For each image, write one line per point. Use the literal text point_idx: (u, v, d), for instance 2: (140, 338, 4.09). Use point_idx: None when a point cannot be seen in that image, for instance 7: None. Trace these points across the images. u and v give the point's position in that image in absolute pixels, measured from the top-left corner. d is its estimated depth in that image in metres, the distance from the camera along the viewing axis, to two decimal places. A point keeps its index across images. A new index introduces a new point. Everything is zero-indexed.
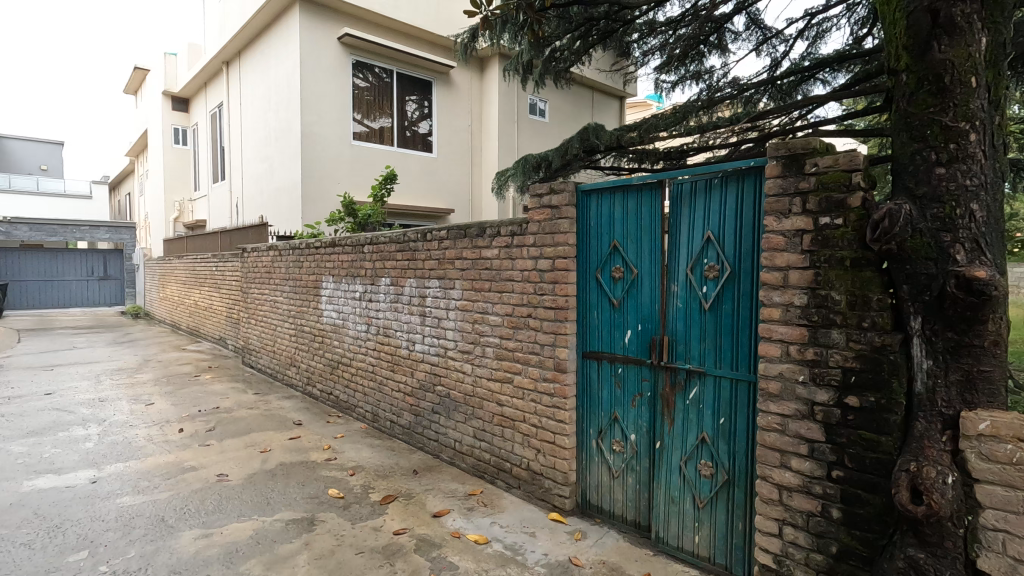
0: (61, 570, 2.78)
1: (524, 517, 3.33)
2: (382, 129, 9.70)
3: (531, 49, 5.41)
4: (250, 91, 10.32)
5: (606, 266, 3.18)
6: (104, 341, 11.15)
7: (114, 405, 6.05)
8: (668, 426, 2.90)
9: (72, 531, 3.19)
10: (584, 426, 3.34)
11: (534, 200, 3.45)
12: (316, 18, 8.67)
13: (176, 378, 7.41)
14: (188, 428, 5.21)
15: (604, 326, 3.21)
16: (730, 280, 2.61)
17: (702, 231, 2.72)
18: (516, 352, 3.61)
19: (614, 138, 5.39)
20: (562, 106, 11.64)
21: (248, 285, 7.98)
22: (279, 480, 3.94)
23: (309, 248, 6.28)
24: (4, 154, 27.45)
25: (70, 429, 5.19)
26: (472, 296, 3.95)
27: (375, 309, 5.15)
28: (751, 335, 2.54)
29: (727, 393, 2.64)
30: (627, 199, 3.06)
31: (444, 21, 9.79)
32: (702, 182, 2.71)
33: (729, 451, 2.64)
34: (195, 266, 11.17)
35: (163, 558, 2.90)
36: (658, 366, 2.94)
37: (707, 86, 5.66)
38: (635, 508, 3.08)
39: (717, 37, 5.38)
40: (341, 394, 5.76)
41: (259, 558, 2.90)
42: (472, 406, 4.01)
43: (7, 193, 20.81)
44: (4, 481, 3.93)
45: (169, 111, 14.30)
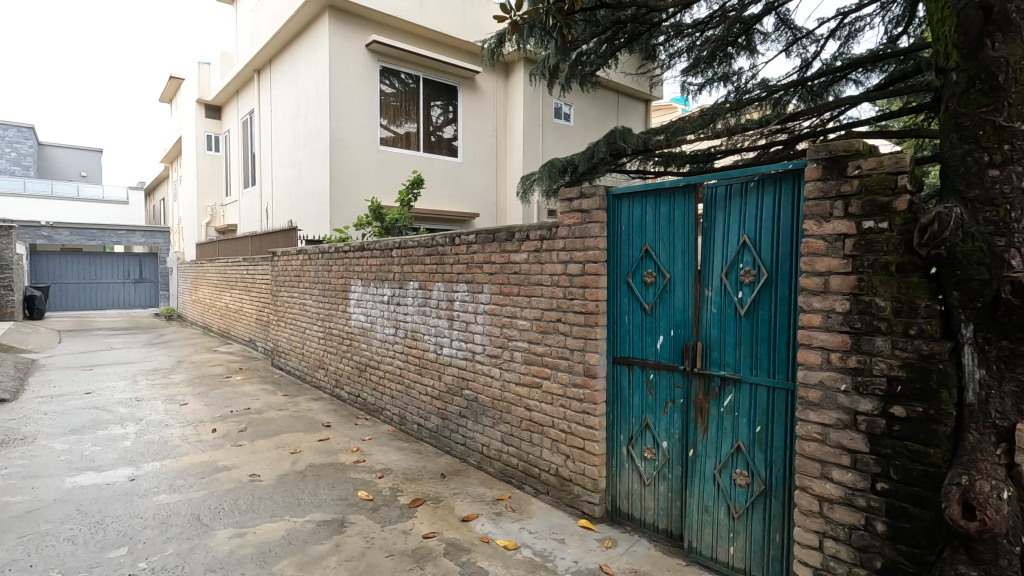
0: (103, 566, 2.85)
1: (553, 523, 3.31)
2: (408, 134, 9.78)
3: (557, 53, 5.40)
4: (280, 98, 10.53)
5: (638, 270, 3.14)
6: (140, 342, 11.48)
7: (149, 404, 6.22)
8: (702, 434, 2.85)
9: (112, 527, 3.28)
10: (614, 432, 3.30)
11: (564, 204, 3.43)
12: (344, 27, 8.81)
13: (208, 379, 7.59)
14: (221, 428, 5.32)
15: (635, 330, 3.17)
16: (767, 285, 2.55)
17: (738, 235, 2.67)
18: (545, 357, 3.60)
19: (641, 142, 5.37)
20: (587, 110, 11.61)
21: (277, 288, 8.11)
22: (310, 481, 3.99)
23: (338, 252, 6.37)
24: (47, 162, 28.57)
25: (108, 427, 5.33)
26: (500, 299, 3.95)
27: (403, 313, 5.19)
28: (789, 341, 2.48)
29: (764, 401, 2.58)
30: (659, 203, 3.03)
31: (470, 26, 9.86)
32: (737, 186, 2.67)
33: (765, 460, 2.58)
34: (226, 270, 11.41)
35: (199, 556, 2.95)
36: (691, 372, 2.89)
37: (735, 88, 5.56)
38: (667, 516, 3.03)
39: (746, 38, 5.30)
40: (368, 396, 5.81)
41: (291, 559, 2.93)
42: (500, 410, 4.01)
43: (48, 199, 21.65)
44: (48, 477, 4.06)
45: (203, 118, 14.72)
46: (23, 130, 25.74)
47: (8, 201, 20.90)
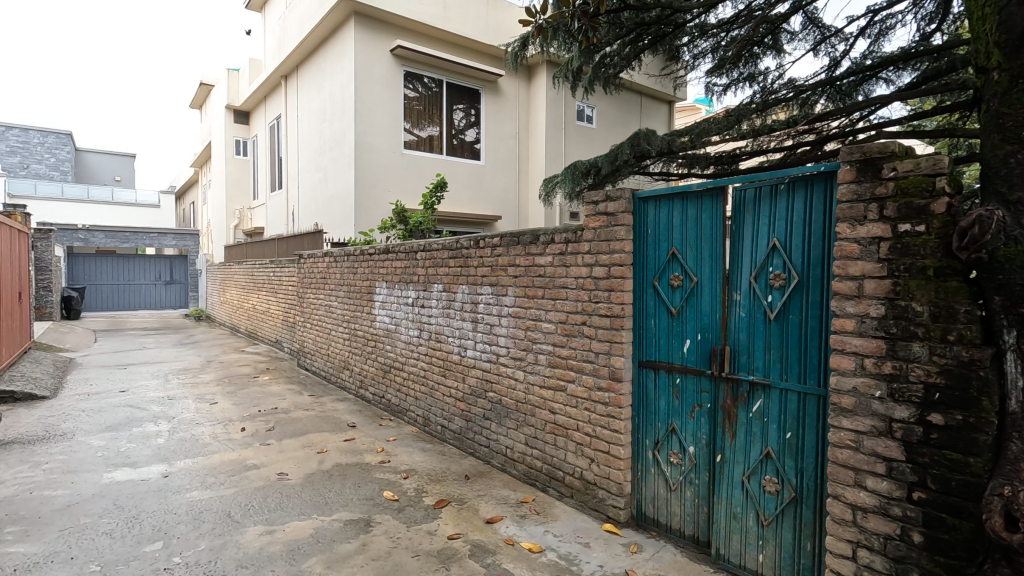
0: (140, 559, 2.94)
1: (578, 526, 3.30)
2: (431, 137, 9.85)
3: (581, 56, 5.40)
4: (307, 102, 10.71)
5: (665, 273, 3.13)
6: (170, 342, 11.78)
7: (181, 403, 6.38)
8: (730, 439, 2.82)
9: (147, 523, 3.37)
10: (640, 436, 3.28)
11: (589, 206, 3.43)
12: (369, 32, 8.92)
13: (237, 379, 7.74)
14: (250, 427, 5.42)
15: (661, 334, 3.15)
16: (797, 288, 2.52)
17: (768, 238, 2.64)
18: (570, 360, 3.59)
19: (665, 144, 5.34)
20: (610, 112, 11.57)
21: (304, 290, 8.23)
22: (337, 481, 4.05)
23: (363, 254, 6.45)
24: (83, 166, 29.53)
25: (143, 425, 5.49)
26: (525, 302, 3.95)
27: (428, 314, 5.23)
28: (821, 347, 2.44)
29: (794, 407, 2.54)
30: (686, 206, 3.01)
31: (493, 30, 9.92)
32: (766, 188, 2.64)
33: (796, 467, 2.54)
34: (253, 272, 11.64)
35: (231, 552, 3.01)
36: (718, 377, 2.87)
37: (761, 88, 5.48)
38: (693, 522, 3.00)
39: (772, 38, 5.23)
40: (393, 397, 5.87)
41: (319, 557, 2.98)
42: (524, 412, 4.01)
43: (84, 203, 22.38)
44: (86, 473, 4.20)
45: (232, 124, 15.06)
46: (61, 137, 26.68)
47: (47, 205, 21.72)
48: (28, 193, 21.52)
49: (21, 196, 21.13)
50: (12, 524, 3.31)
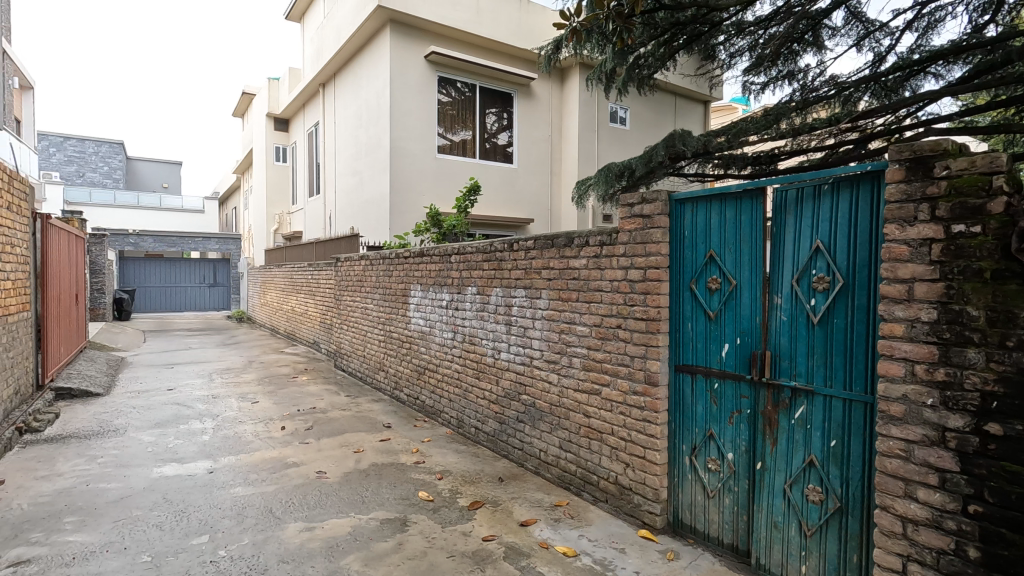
0: (188, 551, 3.05)
1: (612, 531, 3.26)
2: (464, 141, 9.94)
3: (615, 58, 5.37)
4: (344, 109, 10.95)
5: (702, 276, 3.08)
6: (213, 343, 12.18)
7: (224, 402, 6.60)
8: (771, 446, 2.75)
9: (194, 516, 3.50)
10: (676, 442, 3.23)
11: (624, 209, 3.39)
12: (404, 39, 9.06)
13: (276, 379, 7.96)
14: (289, 426, 5.57)
15: (699, 338, 3.10)
16: (842, 291, 2.44)
17: (810, 240, 2.57)
18: (604, 363, 3.56)
19: (701, 145, 5.26)
20: (643, 113, 11.45)
21: (341, 292, 8.40)
22: (373, 480, 4.12)
23: (398, 257, 6.55)
24: (133, 174, 30.91)
25: (189, 422, 5.70)
26: (560, 305, 3.94)
27: (462, 317, 5.27)
28: (868, 352, 2.36)
29: (839, 414, 2.47)
30: (724, 208, 2.96)
31: (526, 34, 9.95)
32: (809, 189, 2.58)
33: (841, 477, 2.46)
34: (292, 276, 11.94)
35: (273, 547, 3.10)
36: (759, 382, 2.80)
37: (801, 86, 5.35)
38: (732, 531, 2.94)
39: (813, 35, 5.10)
40: (427, 398, 5.93)
41: (357, 554, 3.03)
42: (558, 415, 4.00)
43: (135, 209, 23.41)
44: (137, 467, 4.38)
45: (272, 131, 15.52)
46: (114, 146, 27.98)
47: (101, 211, 22.81)
48: (83, 200, 22.64)
49: (77, 203, 22.27)
50: (71, 514, 3.49)
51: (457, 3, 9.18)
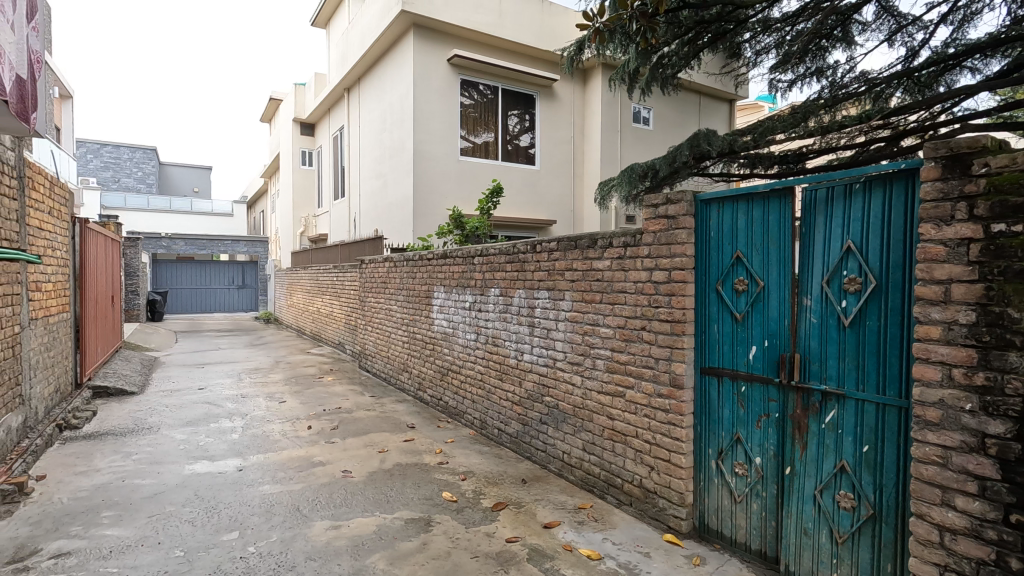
0: (219, 547, 3.13)
1: (637, 535, 3.23)
2: (486, 143, 9.98)
3: (638, 57, 5.33)
4: (368, 113, 11.10)
5: (728, 278, 3.03)
6: (242, 343, 12.46)
7: (252, 401, 6.75)
8: (800, 451, 2.69)
9: (224, 513, 3.58)
10: (702, 445, 3.19)
11: (648, 210, 3.35)
12: (427, 42, 9.14)
13: (303, 379, 8.10)
14: (316, 425, 5.66)
15: (725, 340, 3.05)
16: (875, 293, 2.38)
17: (841, 240, 2.52)
18: (628, 365, 3.53)
19: (726, 144, 5.20)
20: (667, 113, 11.35)
21: (365, 294, 8.51)
22: (397, 480, 4.16)
23: (422, 259, 6.61)
24: (166, 179, 31.84)
25: (219, 421, 5.84)
26: (583, 306, 3.93)
27: (485, 318, 5.29)
28: (903, 355, 2.29)
29: (872, 419, 2.40)
30: (751, 208, 2.91)
31: (548, 36, 9.94)
32: (840, 188, 2.53)
33: (875, 483, 2.39)
34: (318, 278, 12.14)
35: (301, 545, 3.16)
36: (787, 385, 2.75)
37: (830, 83, 5.24)
38: (760, 537, 2.88)
39: (842, 30, 4.99)
40: (451, 400, 5.96)
41: (382, 553, 3.06)
42: (581, 418, 3.99)
43: (167, 213, 24.11)
44: (170, 464, 4.51)
45: (298, 136, 15.82)
46: (147, 152, 28.83)
47: (136, 215, 23.54)
48: (118, 205, 23.41)
49: (114, 208, 23.05)
50: (108, 509, 3.61)
51: (480, 6, 9.23)
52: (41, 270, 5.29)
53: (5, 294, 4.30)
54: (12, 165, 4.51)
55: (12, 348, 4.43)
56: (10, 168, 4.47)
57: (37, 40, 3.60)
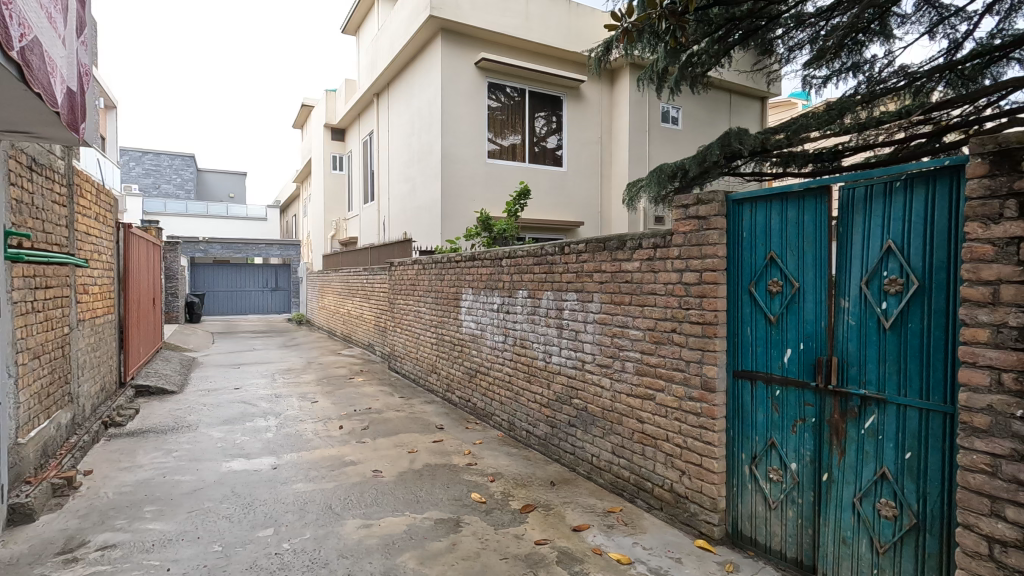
0: (254, 543, 3.21)
1: (668, 540, 3.19)
2: (513, 145, 10.01)
3: (666, 57, 5.28)
4: (397, 117, 11.25)
5: (762, 279, 2.97)
6: (275, 344, 12.77)
7: (286, 401, 6.90)
8: (838, 457, 2.62)
9: (260, 510, 3.67)
10: (735, 450, 3.12)
11: (678, 211, 3.31)
12: (455, 46, 9.22)
13: (334, 380, 8.26)
14: (347, 425, 5.76)
15: (759, 342, 2.99)
16: (917, 294, 2.30)
17: (881, 240, 2.44)
18: (658, 368, 3.49)
19: (758, 143, 5.11)
20: (697, 112, 11.19)
21: (395, 296, 8.62)
22: (426, 480, 4.20)
23: (450, 261, 6.67)
24: (203, 185, 32.88)
25: (254, 420, 5.99)
26: (612, 308, 3.90)
27: (513, 320, 5.30)
28: (948, 359, 2.21)
29: (914, 425, 2.32)
30: (785, 208, 2.85)
31: (575, 37, 9.92)
32: (879, 186, 2.45)
33: (917, 491, 2.31)
34: (349, 280, 12.35)
35: (333, 542, 3.21)
36: (824, 390, 2.67)
37: (867, 78, 5.09)
38: (797, 544, 2.81)
39: (880, 23, 4.84)
40: (479, 401, 5.99)
41: (412, 552, 3.10)
42: (611, 421, 3.95)
43: (204, 218, 24.89)
44: (208, 461, 4.65)
45: (329, 141, 16.15)
46: (186, 160, 29.82)
47: (175, 220, 24.36)
48: (159, 211, 24.26)
49: (154, 213, 23.91)
50: (151, 504, 3.74)
51: (507, 9, 9.27)
52: (88, 273, 5.52)
53: (56, 296, 4.50)
54: (62, 173, 4.73)
55: (62, 348, 4.64)
56: (61, 176, 4.68)
57: (86, 54, 3.78)
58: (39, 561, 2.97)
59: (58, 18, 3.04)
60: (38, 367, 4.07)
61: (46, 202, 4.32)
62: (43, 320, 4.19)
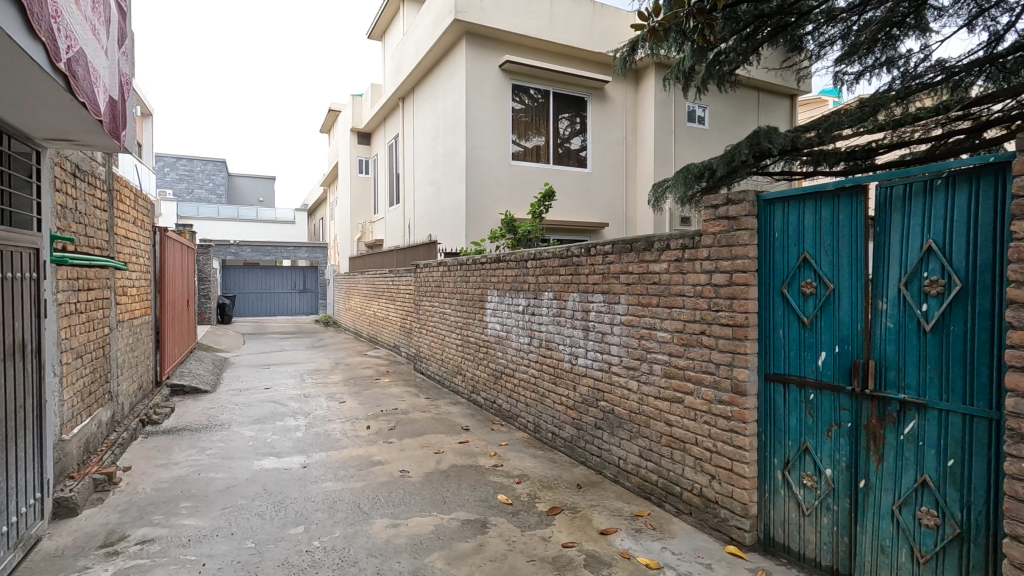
0: (286, 540, 3.27)
1: (698, 545, 3.14)
2: (537, 147, 10.01)
3: (694, 55, 5.22)
4: (422, 120, 11.35)
5: (795, 280, 2.91)
6: (304, 345, 13.01)
7: (315, 401, 7.02)
8: (876, 463, 2.55)
9: (291, 507, 3.74)
10: (767, 455, 3.06)
11: (707, 211, 3.26)
12: (479, 49, 9.27)
13: (361, 380, 8.37)
14: (374, 425, 5.83)
15: (791, 345, 2.93)
16: (960, 296, 2.23)
17: (920, 240, 2.37)
18: (687, 370, 3.44)
19: (788, 141, 5.01)
20: (724, 111, 11.02)
21: (420, 298, 8.70)
22: (453, 480, 4.22)
23: (475, 263, 6.70)
24: (234, 190, 33.71)
25: (284, 419, 6.11)
26: (639, 310, 3.87)
27: (539, 322, 5.29)
28: (994, 363, 2.14)
29: (957, 431, 2.25)
30: (820, 207, 2.79)
31: (600, 37, 9.87)
32: (918, 184, 2.39)
33: (961, 500, 2.24)
34: (375, 282, 12.49)
35: (362, 541, 3.25)
36: (861, 394, 2.60)
37: (901, 74, 4.95)
38: (832, 553, 2.74)
39: (916, 17, 4.69)
40: (504, 403, 5.99)
41: (440, 553, 3.12)
42: (638, 423, 3.92)
43: (235, 221, 25.50)
44: (240, 459, 4.75)
45: (356, 145, 16.38)
46: (218, 165, 30.58)
47: (207, 224, 25.03)
48: (192, 215, 24.97)
49: (188, 217, 24.59)
50: (186, 500, 3.84)
51: (531, 11, 9.29)
52: (127, 275, 5.70)
53: (97, 298, 4.66)
54: (103, 179, 4.90)
55: (103, 348, 4.80)
56: (102, 181, 4.85)
57: (127, 64, 3.90)
58: (82, 553, 3.08)
59: (101, 30, 3.15)
60: (81, 366, 4.21)
61: (88, 206, 4.48)
62: (85, 320, 4.34)
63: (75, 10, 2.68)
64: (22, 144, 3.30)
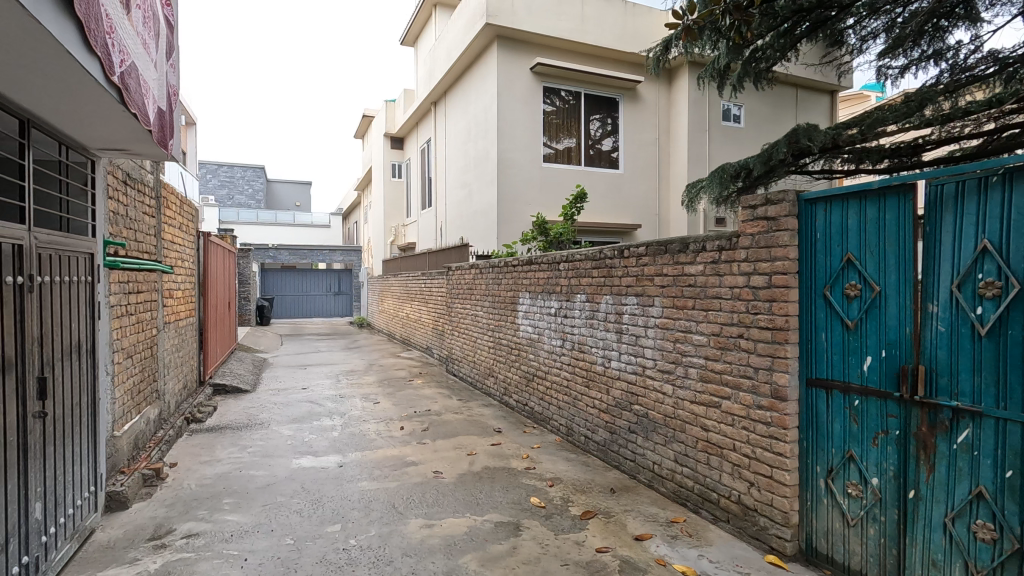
0: (323, 538, 3.33)
1: (736, 554, 3.07)
2: (569, 149, 9.97)
3: (729, 53, 5.12)
4: (454, 124, 11.44)
5: (838, 282, 2.81)
6: (339, 346, 13.28)
7: (350, 401, 7.15)
8: (926, 473, 2.44)
9: (328, 506, 3.82)
10: (809, 462, 2.96)
11: (746, 211, 3.18)
12: (511, 52, 9.31)
13: (395, 381, 8.48)
14: (408, 426, 5.90)
15: (834, 350, 2.83)
16: (1018, 299, 2.13)
17: (975, 240, 2.27)
18: (724, 375, 3.37)
19: (829, 139, 4.86)
20: (760, 109, 10.77)
21: (452, 300, 8.77)
22: (486, 482, 4.24)
23: (507, 266, 6.71)
24: (272, 195, 34.70)
25: (321, 419, 6.24)
26: (674, 313, 3.82)
27: (572, 325, 5.25)
28: None
29: (1016, 442, 2.14)
30: (864, 207, 2.70)
31: (632, 37, 9.77)
32: (972, 182, 2.29)
33: (1020, 514, 2.12)
34: (408, 284, 12.65)
35: (397, 541, 3.29)
36: (909, 401, 2.50)
37: (950, 66, 4.74)
38: (878, 566, 2.63)
39: (966, 7, 4.45)
40: (537, 405, 5.98)
41: (474, 554, 3.13)
42: (673, 428, 3.85)
43: (273, 225, 26.24)
44: (279, 458, 4.87)
45: (389, 149, 16.64)
46: (257, 171, 31.51)
47: (247, 228, 25.82)
48: (233, 219, 25.82)
49: (229, 222, 25.44)
50: (228, 496, 3.96)
51: (563, 13, 9.27)
52: (173, 278, 5.94)
53: (146, 300, 4.87)
54: (152, 186, 5.11)
55: (151, 348, 5.00)
56: (150, 189, 5.06)
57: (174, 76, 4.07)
58: (132, 546, 3.21)
59: (151, 44, 3.30)
60: (131, 366, 4.40)
61: (138, 213, 4.67)
62: (135, 321, 4.53)
63: (127, 25, 2.81)
64: (79, 155, 3.47)
